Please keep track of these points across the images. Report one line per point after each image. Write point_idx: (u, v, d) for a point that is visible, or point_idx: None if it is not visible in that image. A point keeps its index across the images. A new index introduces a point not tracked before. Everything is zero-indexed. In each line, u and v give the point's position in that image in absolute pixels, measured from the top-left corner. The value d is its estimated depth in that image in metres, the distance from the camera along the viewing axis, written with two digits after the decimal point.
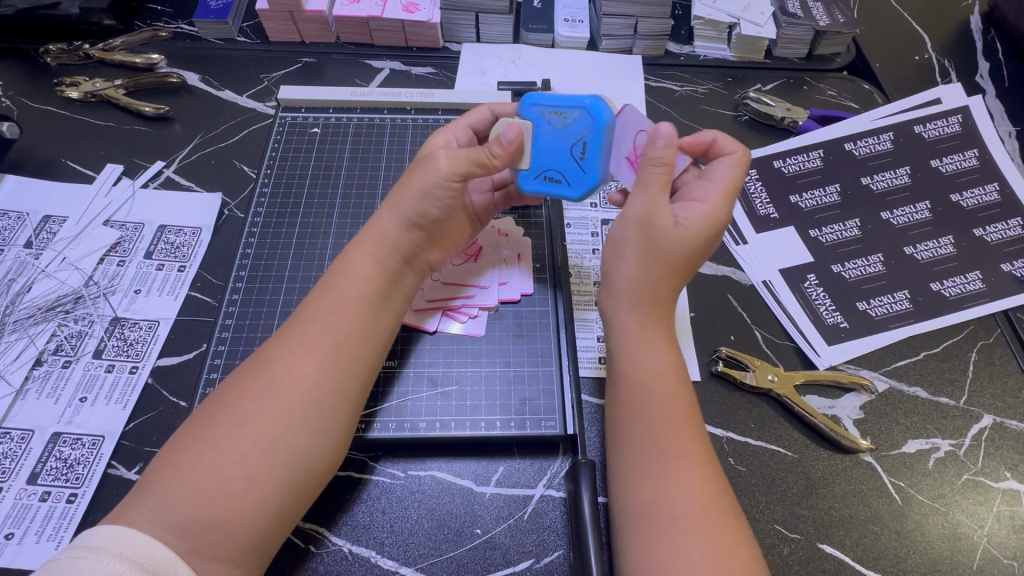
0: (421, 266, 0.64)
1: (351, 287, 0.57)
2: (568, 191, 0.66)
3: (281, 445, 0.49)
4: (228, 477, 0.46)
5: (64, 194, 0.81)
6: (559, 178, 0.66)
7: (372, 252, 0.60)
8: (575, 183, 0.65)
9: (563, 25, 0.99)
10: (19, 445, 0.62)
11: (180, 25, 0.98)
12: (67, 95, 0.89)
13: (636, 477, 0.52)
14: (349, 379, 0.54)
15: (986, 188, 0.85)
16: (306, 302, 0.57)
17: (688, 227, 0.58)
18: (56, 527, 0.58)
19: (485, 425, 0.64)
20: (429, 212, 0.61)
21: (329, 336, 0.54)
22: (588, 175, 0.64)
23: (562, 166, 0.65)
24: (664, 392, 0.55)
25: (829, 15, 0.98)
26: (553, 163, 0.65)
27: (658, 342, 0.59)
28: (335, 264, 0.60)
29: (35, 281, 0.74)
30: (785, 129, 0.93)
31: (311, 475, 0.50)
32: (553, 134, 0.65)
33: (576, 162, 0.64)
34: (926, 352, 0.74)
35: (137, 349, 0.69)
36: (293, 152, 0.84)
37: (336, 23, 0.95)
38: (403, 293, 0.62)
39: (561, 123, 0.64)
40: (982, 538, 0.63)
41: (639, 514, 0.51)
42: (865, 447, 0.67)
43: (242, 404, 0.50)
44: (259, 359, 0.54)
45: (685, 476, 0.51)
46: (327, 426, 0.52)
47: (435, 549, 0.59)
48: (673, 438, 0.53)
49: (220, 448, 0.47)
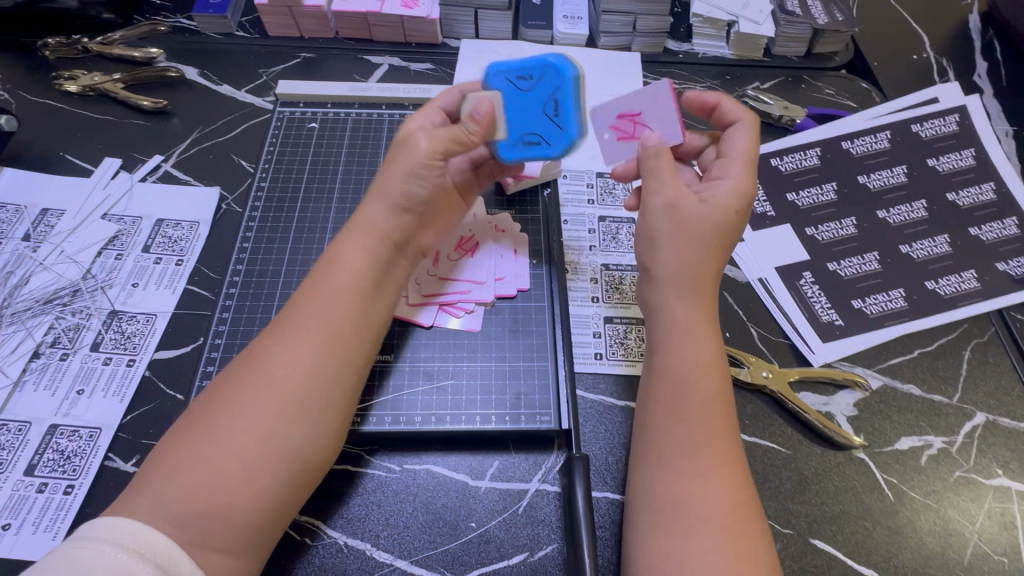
0: (413, 250, 0.65)
1: (348, 281, 0.57)
2: (547, 151, 0.67)
3: (276, 436, 0.49)
4: (228, 470, 0.47)
5: (63, 187, 0.81)
6: (538, 141, 0.67)
7: (364, 243, 0.60)
8: (553, 141, 0.66)
9: (562, 22, 1.00)
10: (17, 437, 0.62)
11: (179, 19, 0.98)
12: (65, 88, 0.89)
13: (664, 471, 0.52)
14: (343, 371, 0.54)
15: (982, 187, 0.85)
16: (301, 295, 0.57)
17: (712, 205, 0.60)
18: (53, 518, 0.58)
19: (480, 419, 0.64)
20: (415, 194, 0.62)
21: (323, 329, 0.54)
22: (566, 131, 0.65)
23: (539, 129, 0.66)
24: (704, 388, 0.55)
25: (828, 14, 0.99)
26: (529, 127, 0.66)
27: (703, 332, 0.58)
28: (326, 256, 0.60)
29: (33, 274, 0.74)
30: (782, 127, 0.93)
31: (306, 466, 0.51)
32: (524, 100, 0.66)
33: (552, 121, 0.66)
34: (920, 350, 0.75)
35: (134, 342, 0.69)
36: (291, 147, 0.84)
37: (335, 18, 0.95)
38: (395, 283, 0.62)
39: (529, 86, 0.66)
40: (973, 534, 0.63)
41: (658, 511, 0.51)
42: (857, 444, 0.67)
43: (240, 395, 0.50)
44: (251, 352, 0.54)
45: (711, 477, 0.51)
46: (321, 418, 0.52)
47: (429, 542, 0.59)
48: (686, 433, 0.53)
49: (219, 441, 0.48)
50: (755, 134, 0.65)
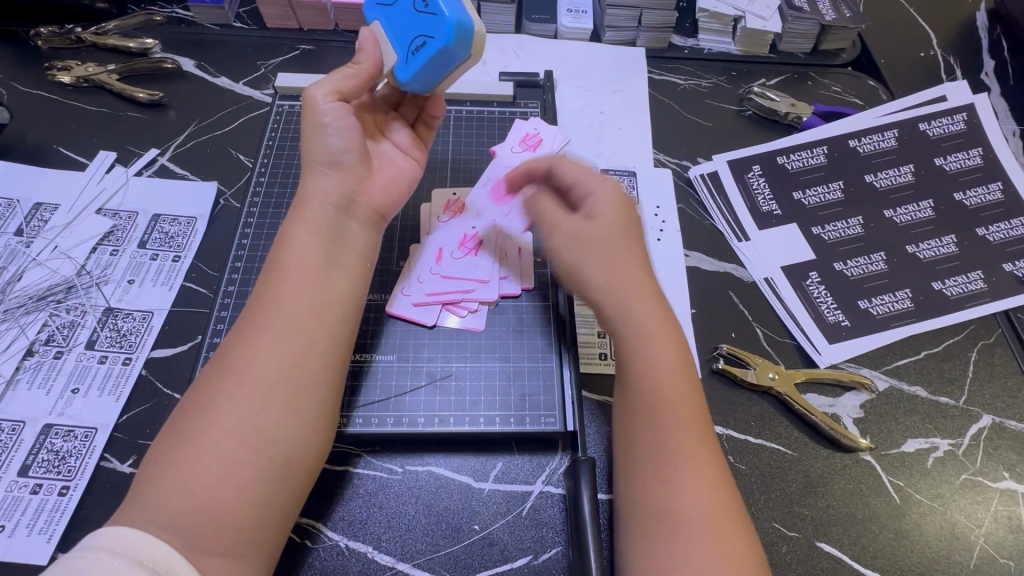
0: (364, 213, 0.62)
1: (304, 268, 0.56)
2: (434, 43, 0.57)
3: (249, 430, 0.48)
4: (204, 470, 0.46)
5: (56, 180, 0.79)
6: (423, 41, 0.59)
7: (314, 223, 0.58)
8: (434, 30, 0.57)
9: (566, 15, 0.98)
10: (10, 437, 0.61)
11: (175, 9, 0.96)
12: (58, 80, 0.87)
13: (643, 479, 0.52)
14: (311, 355, 0.53)
15: (989, 187, 0.85)
16: (262, 286, 0.56)
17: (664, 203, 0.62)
18: (48, 520, 0.57)
19: (485, 421, 0.63)
20: (331, 145, 0.61)
21: (282, 317, 0.53)
22: (439, 14, 0.56)
23: (417, 28, 0.59)
24: (673, 387, 0.54)
25: (835, 10, 0.97)
26: (411, 31, 0.60)
27: (662, 328, 0.57)
28: (279, 243, 0.58)
29: (26, 270, 0.72)
30: (788, 124, 0.92)
31: (291, 458, 0.50)
32: (391, 15, 0.62)
33: (422, 13, 0.58)
34: (927, 351, 0.74)
35: (130, 340, 0.68)
36: (291, 140, 0.82)
37: (335, 10, 0.94)
38: (355, 252, 0.61)
39: (389, 5, 0.62)
40: (980, 537, 0.63)
41: (643, 519, 0.50)
42: (864, 446, 0.66)
43: (208, 396, 0.50)
44: (222, 349, 0.53)
45: (690, 480, 0.50)
46: (294, 406, 0.51)
47: (432, 545, 0.58)
48: (650, 437, 0.53)
49: (194, 443, 0.47)
50: None
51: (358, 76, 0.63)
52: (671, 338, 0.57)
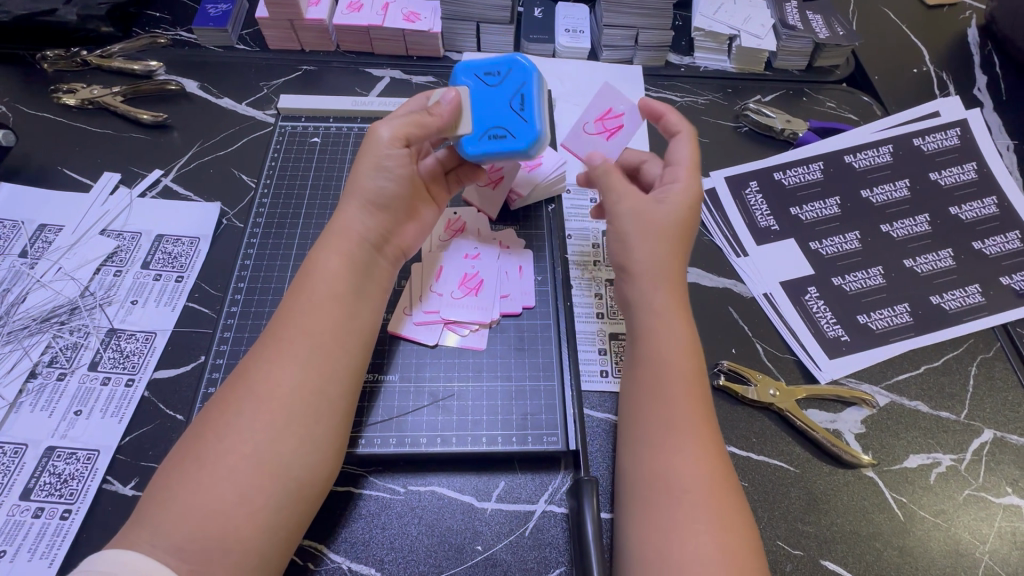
0: (390, 247, 0.65)
1: (325, 291, 0.57)
2: (512, 144, 0.65)
3: (269, 454, 0.49)
4: (219, 494, 0.46)
5: (61, 202, 0.80)
6: (503, 135, 0.65)
7: (342, 249, 0.60)
8: (519, 135, 0.65)
9: (564, 35, 1.00)
10: (12, 460, 0.61)
11: (179, 32, 0.98)
12: (64, 102, 0.88)
13: (658, 514, 0.51)
14: (330, 383, 0.54)
15: (984, 202, 0.85)
16: (282, 310, 0.57)
17: (674, 200, 0.64)
18: (50, 545, 0.57)
19: (487, 441, 0.64)
20: (383, 187, 0.63)
21: (304, 342, 0.54)
22: (532, 126, 0.64)
23: (505, 123, 0.66)
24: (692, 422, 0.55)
25: (828, 28, 0.99)
26: (496, 122, 0.66)
27: (681, 365, 0.58)
28: (303, 267, 0.60)
29: (31, 291, 0.73)
30: (784, 140, 0.93)
31: (303, 484, 0.50)
32: (487, 91, 0.67)
33: (517, 114, 0.65)
34: (927, 365, 0.74)
35: (133, 361, 0.68)
36: (293, 160, 0.83)
37: (336, 31, 0.95)
38: (379, 284, 0.63)
39: (492, 81, 0.68)
40: (984, 554, 0.63)
41: (652, 551, 0.50)
42: (865, 462, 0.66)
43: (225, 419, 0.50)
44: (241, 369, 0.54)
45: (700, 514, 0.50)
46: (313, 434, 0.51)
47: (435, 566, 0.58)
48: (678, 479, 0.52)
49: (210, 466, 0.48)
50: (695, 145, 0.69)
51: (428, 124, 0.64)
52: (697, 377, 0.58)
